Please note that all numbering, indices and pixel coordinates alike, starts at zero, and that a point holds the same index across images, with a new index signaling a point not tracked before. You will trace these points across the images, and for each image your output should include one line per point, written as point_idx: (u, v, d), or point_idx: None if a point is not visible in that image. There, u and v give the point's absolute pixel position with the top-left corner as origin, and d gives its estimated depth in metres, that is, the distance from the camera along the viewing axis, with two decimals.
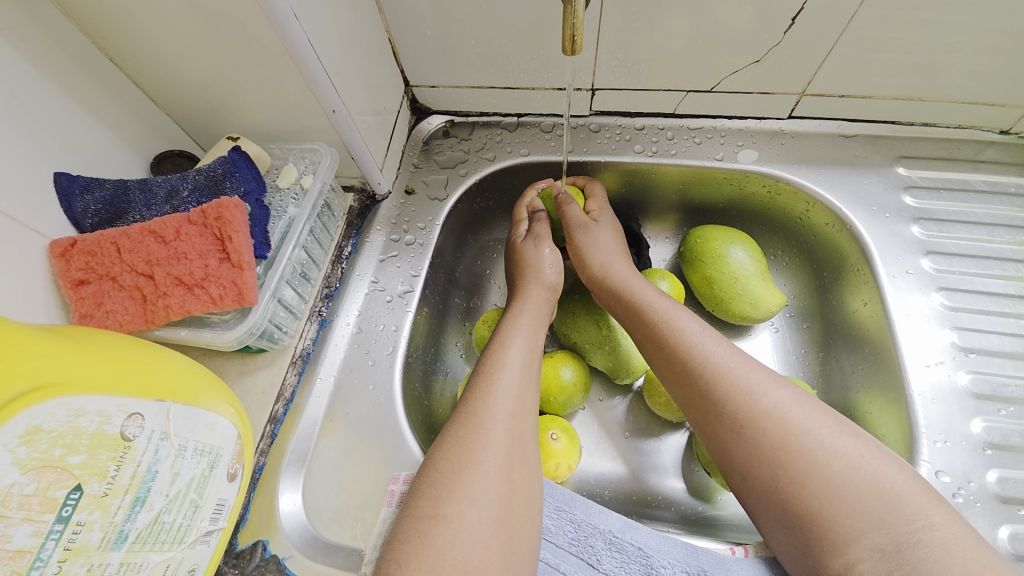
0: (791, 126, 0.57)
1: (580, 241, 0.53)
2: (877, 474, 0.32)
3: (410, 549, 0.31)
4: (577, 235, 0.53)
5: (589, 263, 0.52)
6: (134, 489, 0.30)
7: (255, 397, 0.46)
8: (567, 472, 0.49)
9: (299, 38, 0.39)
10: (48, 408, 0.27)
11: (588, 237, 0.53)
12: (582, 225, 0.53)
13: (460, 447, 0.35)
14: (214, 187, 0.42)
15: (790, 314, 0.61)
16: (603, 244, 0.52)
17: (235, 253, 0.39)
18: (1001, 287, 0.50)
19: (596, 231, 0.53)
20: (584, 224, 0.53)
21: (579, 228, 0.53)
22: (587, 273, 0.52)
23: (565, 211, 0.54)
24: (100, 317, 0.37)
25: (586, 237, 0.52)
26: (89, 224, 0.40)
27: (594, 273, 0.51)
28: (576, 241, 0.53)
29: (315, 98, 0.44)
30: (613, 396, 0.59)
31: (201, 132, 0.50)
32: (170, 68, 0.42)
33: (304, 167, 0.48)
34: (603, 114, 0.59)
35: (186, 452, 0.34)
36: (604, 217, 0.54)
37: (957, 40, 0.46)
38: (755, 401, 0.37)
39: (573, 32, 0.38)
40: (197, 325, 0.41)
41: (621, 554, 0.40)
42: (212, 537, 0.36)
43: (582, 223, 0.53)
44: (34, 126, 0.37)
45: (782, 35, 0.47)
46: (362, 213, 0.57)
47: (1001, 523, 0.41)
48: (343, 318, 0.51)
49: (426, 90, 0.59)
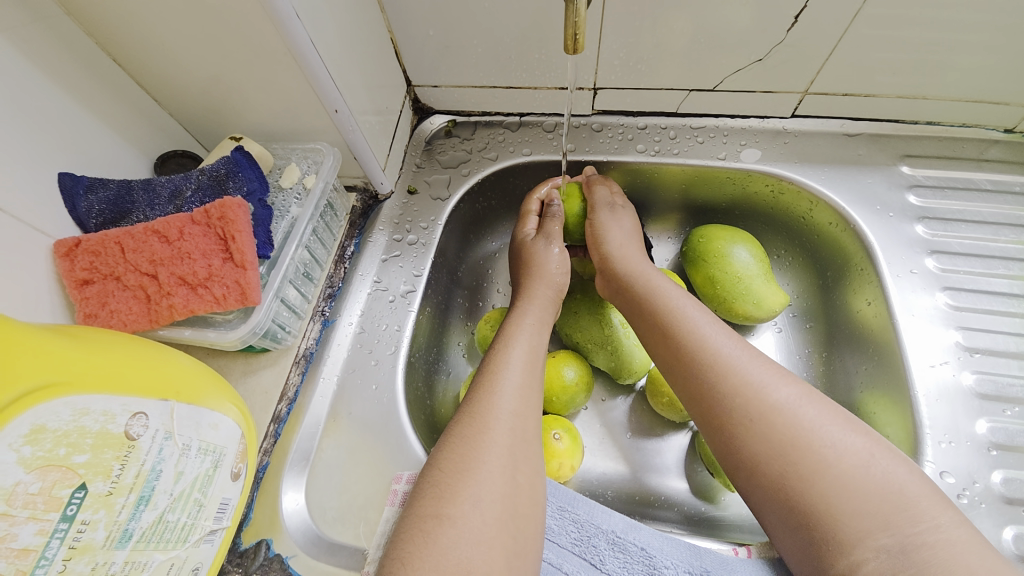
0: (794, 125, 0.57)
1: (603, 219, 0.53)
2: (888, 473, 0.32)
3: (414, 548, 0.31)
4: (601, 213, 0.53)
5: (608, 244, 0.51)
6: (139, 488, 0.30)
7: (258, 397, 0.46)
8: (569, 472, 0.49)
9: (301, 37, 0.39)
10: (53, 408, 0.27)
11: (613, 217, 0.53)
12: (609, 205, 0.53)
13: (464, 447, 0.35)
14: (217, 187, 0.43)
15: (793, 313, 0.61)
16: (626, 227, 0.53)
17: (238, 253, 0.39)
18: (1006, 287, 0.50)
19: (621, 213, 0.53)
20: (610, 204, 0.53)
21: (606, 207, 0.53)
22: (603, 251, 0.51)
23: (594, 191, 0.54)
24: (105, 316, 0.37)
25: (611, 216, 0.53)
26: (93, 224, 0.40)
27: (611, 252, 0.51)
28: (598, 219, 0.53)
29: (317, 98, 0.44)
30: (615, 396, 0.59)
31: (204, 132, 0.50)
32: (173, 68, 0.43)
33: (307, 168, 0.48)
34: (605, 113, 0.59)
35: (190, 451, 0.34)
36: (628, 206, 0.55)
37: (961, 38, 0.45)
38: (760, 401, 0.37)
39: (575, 30, 0.38)
40: (201, 324, 0.41)
41: (624, 555, 0.40)
42: (215, 537, 0.36)
43: (608, 203, 0.54)
44: (39, 127, 0.38)
45: (785, 33, 0.47)
46: (365, 213, 0.57)
47: (1006, 524, 0.41)
48: (346, 318, 0.51)
49: (429, 89, 0.59)
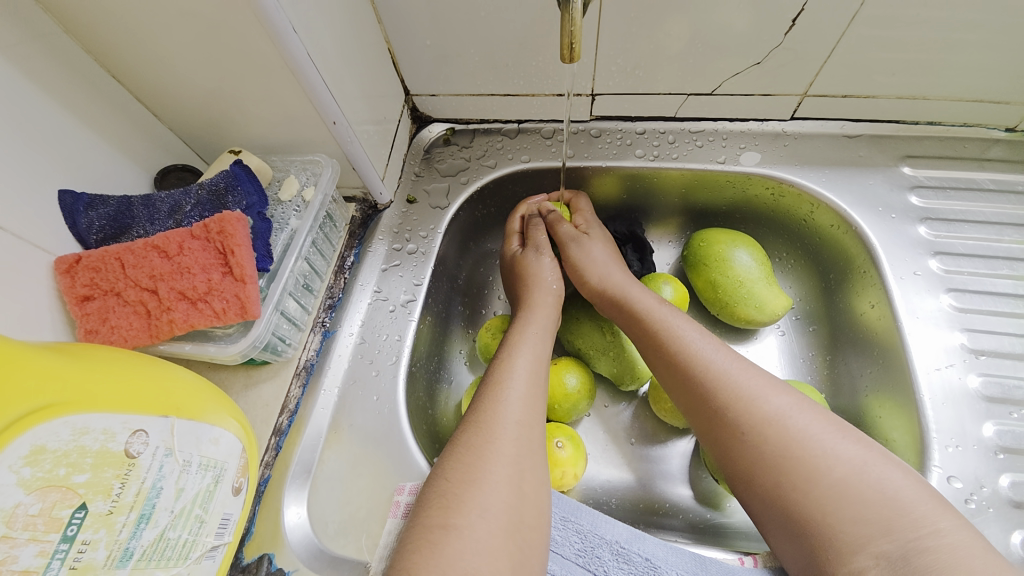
0: (794, 128, 0.57)
1: (575, 255, 0.53)
2: (883, 479, 0.32)
3: (419, 558, 0.31)
4: (571, 250, 0.53)
5: (588, 278, 0.51)
6: (139, 506, 0.30)
7: (260, 410, 0.46)
8: (573, 480, 0.48)
9: (298, 50, 0.39)
10: (52, 428, 0.27)
11: (583, 250, 0.52)
12: (576, 239, 0.53)
13: (470, 456, 0.35)
14: (216, 202, 0.43)
15: (796, 317, 0.60)
16: (597, 255, 0.52)
17: (238, 267, 0.40)
18: (1011, 288, 0.49)
19: (588, 243, 0.53)
20: (577, 238, 0.53)
21: (573, 243, 0.53)
22: (589, 289, 0.51)
23: (558, 229, 0.54)
24: (105, 333, 0.37)
25: (579, 252, 0.52)
26: (93, 240, 0.40)
27: (594, 286, 0.51)
28: (571, 256, 0.53)
29: (315, 110, 0.44)
30: (618, 402, 0.58)
31: (203, 146, 0.50)
32: (171, 83, 0.43)
33: (305, 179, 0.48)
34: (603, 119, 0.59)
35: (190, 467, 0.34)
36: (594, 230, 0.55)
37: (960, 38, 0.45)
38: (757, 407, 0.36)
39: (571, 40, 0.38)
40: (201, 338, 0.41)
41: (628, 565, 0.40)
42: (217, 552, 0.36)
43: (575, 237, 0.53)
44: (39, 144, 0.38)
45: (783, 36, 0.47)
46: (364, 223, 0.57)
47: (1014, 529, 0.40)
48: (346, 329, 0.51)
49: (427, 98, 0.59)
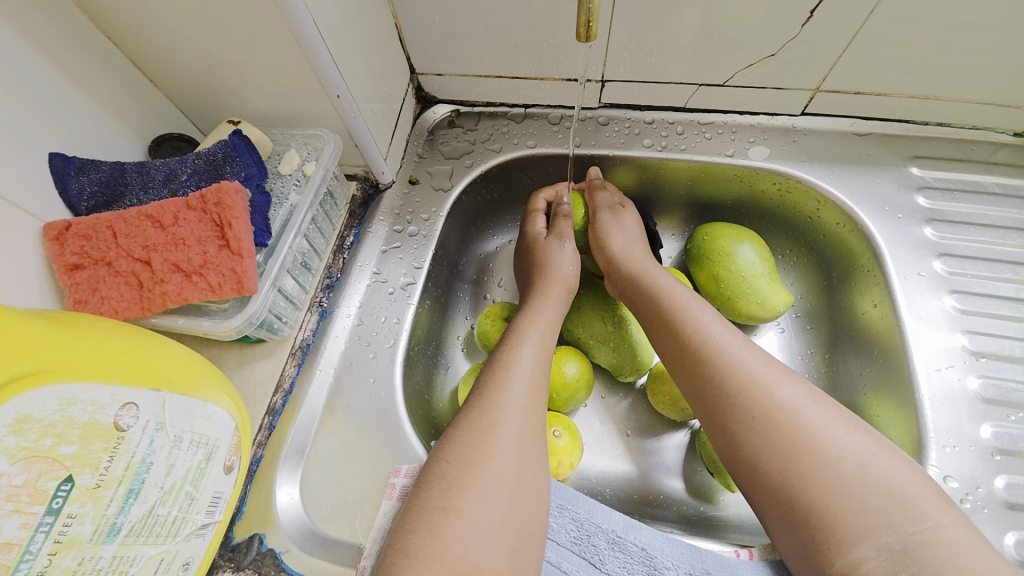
0: (803, 123, 0.56)
1: (606, 221, 0.53)
2: (887, 473, 0.32)
3: (418, 539, 0.30)
4: (604, 216, 0.53)
5: (612, 244, 0.51)
6: (128, 481, 0.29)
7: (253, 388, 0.45)
8: (569, 469, 0.48)
9: (304, 17, 0.38)
10: (39, 397, 0.26)
11: (615, 219, 0.53)
12: (610, 207, 0.53)
13: (472, 440, 0.34)
14: (213, 172, 0.41)
15: (796, 314, 0.60)
16: (630, 226, 0.52)
17: (235, 240, 0.38)
18: (1012, 292, 0.49)
19: (623, 213, 0.53)
20: (612, 207, 0.53)
21: (606, 210, 0.53)
22: (608, 253, 0.51)
23: (595, 195, 0.54)
24: (95, 303, 0.36)
25: (613, 219, 0.52)
26: (84, 207, 0.39)
27: (613, 254, 0.50)
28: (599, 222, 0.53)
29: (319, 83, 0.43)
30: (616, 394, 0.58)
31: (200, 115, 0.48)
32: (169, 48, 0.41)
33: (306, 154, 0.47)
34: (612, 106, 0.58)
35: (181, 443, 0.33)
36: (629, 205, 0.55)
37: (976, 39, 0.45)
38: (765, 398, 0.36)
39: (589, 18, 0.37)
40: (195, 313, 0.40)
41: (624, 555, 0.39)
42: (207, 530, 0.35)
43: (610, 206, 0.53)
44: (30, 105, 0.36)
45: (800, 28, 0.46)
46: (364, 203, 0.56)
47: (1008, 529, 0.41)
48: (344, 309, 0.50)
49: (432, 77, 0.58)
